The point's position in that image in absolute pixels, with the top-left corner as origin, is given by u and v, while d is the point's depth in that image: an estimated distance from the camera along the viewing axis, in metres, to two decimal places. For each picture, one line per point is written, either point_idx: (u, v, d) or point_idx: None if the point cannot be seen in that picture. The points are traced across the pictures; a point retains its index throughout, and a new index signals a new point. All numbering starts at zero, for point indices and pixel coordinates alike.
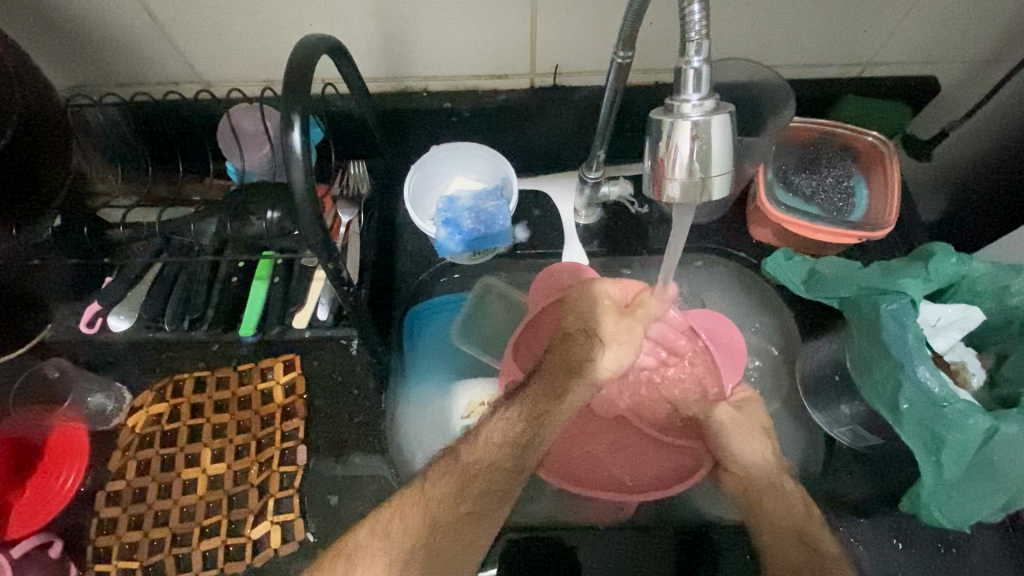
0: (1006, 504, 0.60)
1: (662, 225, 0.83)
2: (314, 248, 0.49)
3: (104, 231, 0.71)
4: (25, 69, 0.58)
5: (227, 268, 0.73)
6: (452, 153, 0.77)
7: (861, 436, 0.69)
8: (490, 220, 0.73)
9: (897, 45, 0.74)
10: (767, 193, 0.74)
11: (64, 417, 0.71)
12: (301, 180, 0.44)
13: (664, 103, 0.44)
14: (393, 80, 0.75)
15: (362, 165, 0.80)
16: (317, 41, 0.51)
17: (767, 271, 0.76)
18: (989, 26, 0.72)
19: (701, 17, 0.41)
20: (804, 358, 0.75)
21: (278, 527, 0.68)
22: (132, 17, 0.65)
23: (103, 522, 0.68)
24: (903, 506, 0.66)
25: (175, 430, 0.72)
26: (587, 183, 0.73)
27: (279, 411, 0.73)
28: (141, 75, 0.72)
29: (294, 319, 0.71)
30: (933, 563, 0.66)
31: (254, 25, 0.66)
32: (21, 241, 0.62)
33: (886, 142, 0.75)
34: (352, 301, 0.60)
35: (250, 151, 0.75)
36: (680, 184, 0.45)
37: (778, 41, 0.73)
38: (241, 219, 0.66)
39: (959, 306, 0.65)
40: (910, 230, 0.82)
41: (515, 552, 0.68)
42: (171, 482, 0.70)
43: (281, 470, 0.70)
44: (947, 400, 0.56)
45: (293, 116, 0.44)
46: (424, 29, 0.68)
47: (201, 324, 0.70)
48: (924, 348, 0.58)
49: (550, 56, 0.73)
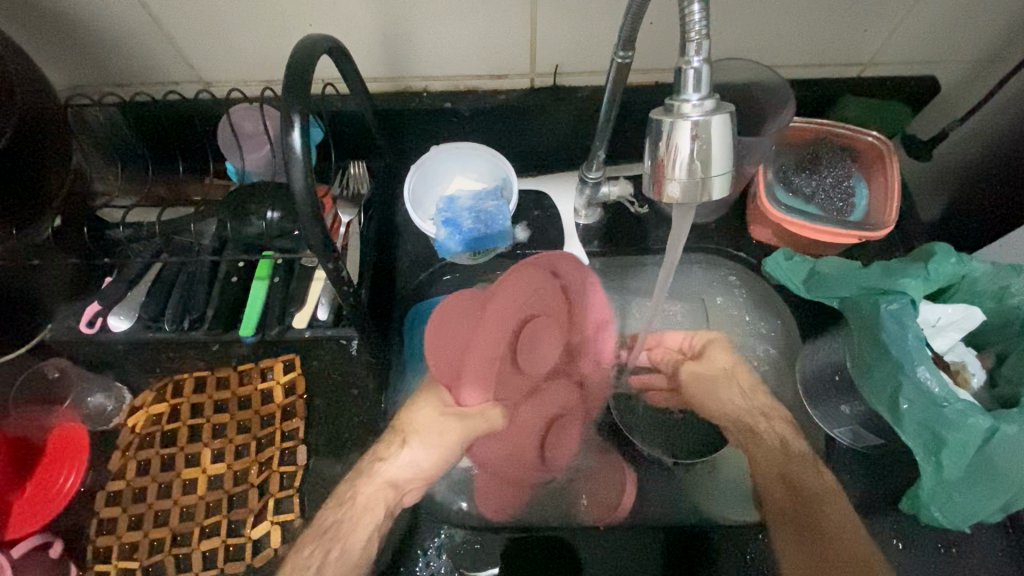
0: (1007, 505, 0.60)
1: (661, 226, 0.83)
2: (313, 249, 0.49)
3: (104, 230, 0.71)
4: (24, 68, 0.58)
5: (227, 269, 0.72)
6: (452, 153, 0.77)
7: (862, 436, 0.69)
8: (490, 220, 0.73)
9: (898, 44, 0.74)
10: (767, 193, 0.74)
11: (65, 416, 0.72)
12: (300, 180, 0.44)
13: (664, 102, 0.44)
14: (393, 79, 0.75)
15: (361, 166, 0.80)
16: (317, 40, 0.51)
17: (767, 271, 0.76)
18: (989, 26, 0.72)
19: (701, 17, 0.41)
20: (803, 359, 0.74)
21: (278, 527, 0.68)
22: (132, 16, 0.65)
23: (104, 523, 0.68)
24: (903, 507, 0.67)
25: (174, 430, 0.72)
26: (587, 183, 0.73)
27: (279, 411, 0.73)
28: (142, 75, 0.72)
29: (294, 319, 0.71)
30: (933, 564, 0.66)
31: (254, 25, 0.66)
32: (21, 242, 0.62)
33: (887, 142, 0.75)
34: (351, 300, 0.61)
35: (249, 151, 0.75)
36: (680, 184, 0.45)
37: (778, 41, 0.73)
38: (241, 219, 0.66)
39: (960, 306, 0.65)
40: (910, 230, 0.82)
41: (515, 552, 0.67)
42: (172, 482, 0.70)
43: (280, 470, 0.70)
44: (947, 400, 0.56)
45: (293, 116, 0.44)
46: (423, 28, 0.68)
47: (201, 324, 0.70)
48: (924, 349, 0.58)
49: (550, 56, 0.73)
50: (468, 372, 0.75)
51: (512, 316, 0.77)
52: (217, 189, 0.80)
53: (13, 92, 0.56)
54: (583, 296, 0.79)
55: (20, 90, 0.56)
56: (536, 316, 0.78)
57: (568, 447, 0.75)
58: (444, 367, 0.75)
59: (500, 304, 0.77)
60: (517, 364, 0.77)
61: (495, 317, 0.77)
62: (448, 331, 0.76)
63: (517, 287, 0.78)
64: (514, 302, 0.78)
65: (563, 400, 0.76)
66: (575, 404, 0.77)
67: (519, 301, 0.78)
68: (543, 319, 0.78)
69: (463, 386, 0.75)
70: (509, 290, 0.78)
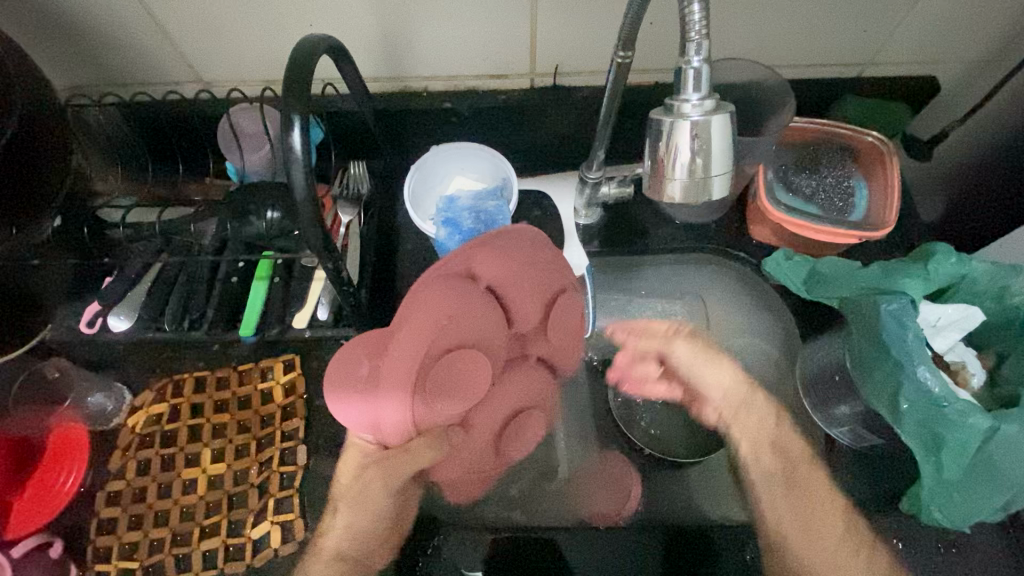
0: (1007, 504, 0.60)
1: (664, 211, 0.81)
2: (313, 248, 0.49)
3: (105, 230, 0.71)
4: (24, 69, 0.58)
5: (227, 268, 0.72)
6: (451, 153, 0.76)
7: (862, 436, 0.69)
8: (490, 220, 0.72)
9: (899, 44, 0.74)
10: (767, 193, 0.74)
11: (65, 417, 0.71)
12: (301, 180, 0.44)
13: (664, 102, 0.44)
14: (393, 79, 0.75)
15: (361, 166, 0.79)
16: (317, 40, 0.51)
17: (767, 271, 0.76)
18: (989, 26, 0.72)
19: (701, 17, 0.41)
20: (804, 359, 0.75)
21: (278, 527, 0.67)
22: (132, 16, 0.65)
23: (104, 522, 0.67)
24: (903, 507, 0.67)
25: (174, 430, 0.72)
26: (587, 183, 0.71)
27: (278, 411, 0.73)
28: (142, 75, 0.72)
29: (294, 319, 0.72)
30: (933, 565, 0.65)
31: (254, 26, 0.66)
32: (20, 241, 0.62)
33: (886, 142, 0.74)
34: (351, 301, 0.61)
35: (249, 151, 0.75)
36: (680, 184, 0.46)
37: (778, 41, 0.73)
38: (241, 219, 0.67)
39: (959, 306, 0.65)
40: (910, 230, 0.82)
41: (511, 551, 0.67)
42: (172, 482, 0.69)
43: (281, 470, 0.70)
44: (948, 400, 0.56)
45: (293, 115, 0.44)
46: (422, 28, 0.68)
47: (202, 324, 0.70)
48: (924, 348, 0.58)
49: (550, 56, 0.73)
50: (382, 409, 0.65)
51: (429, 344, 0.65)
52: (217, 188, 0.80)
53: (12, 91, 0.56)
54: (513, 286, 0.68)
55: (21, 90, 0.56)
56: (461, 342, 0.66)
57: (533, 433, 0.70)
58: (352, 411, 0.66)
59: (410, 325, 0.66)
60: (433, 394, 0.65)
61: (405, 346, 0.65)
62: (354, 369, 0.68)
63: (439, 301, 0.66)
64: (428, 330, 0.65)
65: (534, 391, 0.71)
66: (547, 394, 0.72)
67: (435, 322, 0.65)
68: (473, 325, 0.66)
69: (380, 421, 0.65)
70: (430, 303, 0.66)
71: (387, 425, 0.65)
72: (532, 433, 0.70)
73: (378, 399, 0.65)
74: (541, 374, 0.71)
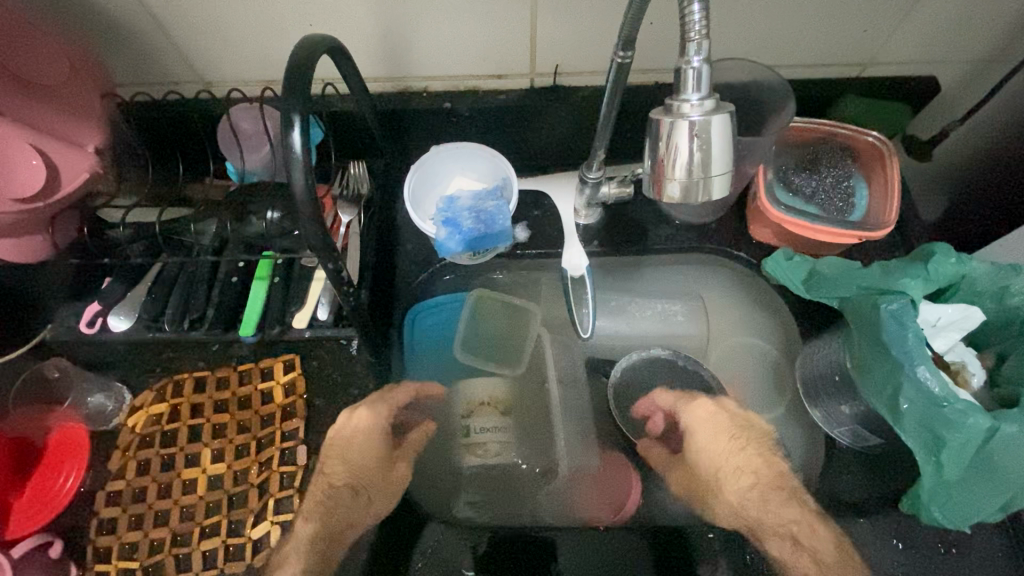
0: (1007, 504, 0.60)
1: (679, 213, 0.82)
2: (313, 248, 0.49)
3: (104, 230, 0.71)
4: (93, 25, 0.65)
5: (227, 269, 0.72)
6: (451, 153, 0.76)
7: (861, 436, 0.69)
8: (489, 220, 0.72)
9: (899, 45, 0.74)
10: (767, 193, 0.74)
11: (64, 417, 0.71)
12: (300, 179, 0.44)
13: (664, 102, 0.44)
14: (393, 79, 0.75)
15: (362, 166, 0.79)
16: (318, 40, 0.51)
17: (767, 271, 0.75)
18: (991, 25, 0.72)
19: (701, 17, 0.41)
20: (804, 359, 0.75)
21: (278, 527, 0.67)
22: (132, 16, 0.65)
23: (103, 522, 0.67)
24: (903, 507, 0.66)
25: (175, 430, 0.71)
26: (587, 183, 0.71)
27: (278, 411, 0.72)
28: (143, 75, 0.73)
29: (294, 319, 0.71)
30: (933, 564, 0.65)
31: (255, 29, 0.67)
32: (37, 214, 0.64)
33: (887, 142, 0.74)
34: (352, 300, 0.61)
35: (249, 151, 0.76)
36: (679, 184, 0.46)
37: (779, 41, 0.73)
38: (242, 219, 0.68)
39: (960, 306, 0.65)
40: (911, 230, 0.82)
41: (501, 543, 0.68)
42: (171, 482, 0.69)
43: (280, 470, 0.69)
44: (947, 400, 0.56)
45: (293, 116, 0.44)
46: (423, 29, 0.68)
47: (202, 324, 0.70)
48: (924, 348, 0.58)
49: (550, 56, 0.73)
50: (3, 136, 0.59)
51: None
52: (218, 189, 0.80)
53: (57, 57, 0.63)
54: (42, 113, 0.62)
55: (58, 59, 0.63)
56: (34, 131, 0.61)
57: (33, 163, 0.61)
58: (73, 120, 0.65)
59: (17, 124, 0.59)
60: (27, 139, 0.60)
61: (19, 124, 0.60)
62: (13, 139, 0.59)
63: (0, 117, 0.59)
64: (49, 138, 0.62)
65: (42, 112, 0.62)
66: (36, 173, 0.61)
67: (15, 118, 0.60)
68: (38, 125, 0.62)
69: (46, 152, 0.62)
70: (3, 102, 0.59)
71: (30, 165, 0.61)
72: (71, 159, 0.64)
73: (80, 140, 0.65)
74: (75, 128, 0.65)
